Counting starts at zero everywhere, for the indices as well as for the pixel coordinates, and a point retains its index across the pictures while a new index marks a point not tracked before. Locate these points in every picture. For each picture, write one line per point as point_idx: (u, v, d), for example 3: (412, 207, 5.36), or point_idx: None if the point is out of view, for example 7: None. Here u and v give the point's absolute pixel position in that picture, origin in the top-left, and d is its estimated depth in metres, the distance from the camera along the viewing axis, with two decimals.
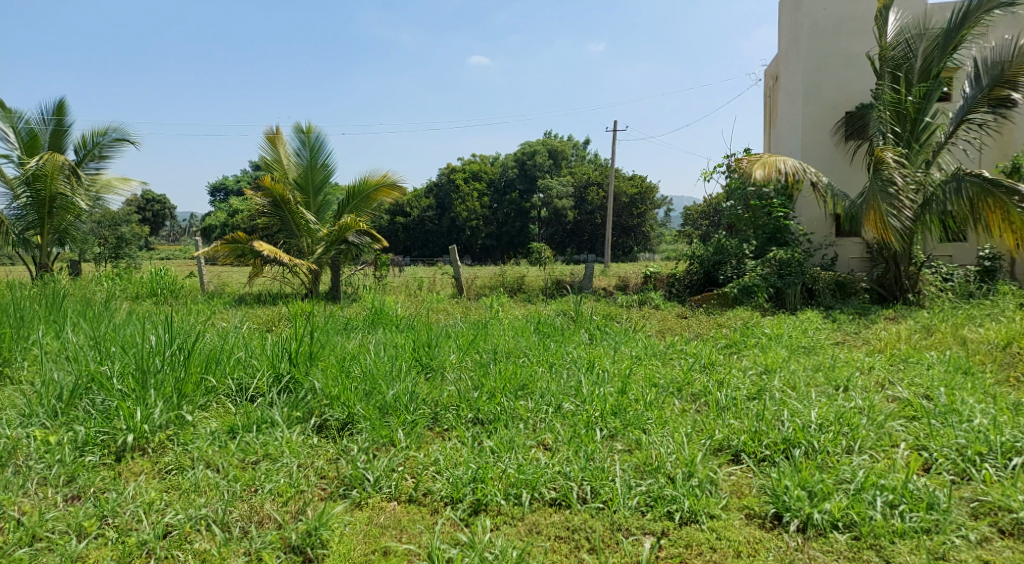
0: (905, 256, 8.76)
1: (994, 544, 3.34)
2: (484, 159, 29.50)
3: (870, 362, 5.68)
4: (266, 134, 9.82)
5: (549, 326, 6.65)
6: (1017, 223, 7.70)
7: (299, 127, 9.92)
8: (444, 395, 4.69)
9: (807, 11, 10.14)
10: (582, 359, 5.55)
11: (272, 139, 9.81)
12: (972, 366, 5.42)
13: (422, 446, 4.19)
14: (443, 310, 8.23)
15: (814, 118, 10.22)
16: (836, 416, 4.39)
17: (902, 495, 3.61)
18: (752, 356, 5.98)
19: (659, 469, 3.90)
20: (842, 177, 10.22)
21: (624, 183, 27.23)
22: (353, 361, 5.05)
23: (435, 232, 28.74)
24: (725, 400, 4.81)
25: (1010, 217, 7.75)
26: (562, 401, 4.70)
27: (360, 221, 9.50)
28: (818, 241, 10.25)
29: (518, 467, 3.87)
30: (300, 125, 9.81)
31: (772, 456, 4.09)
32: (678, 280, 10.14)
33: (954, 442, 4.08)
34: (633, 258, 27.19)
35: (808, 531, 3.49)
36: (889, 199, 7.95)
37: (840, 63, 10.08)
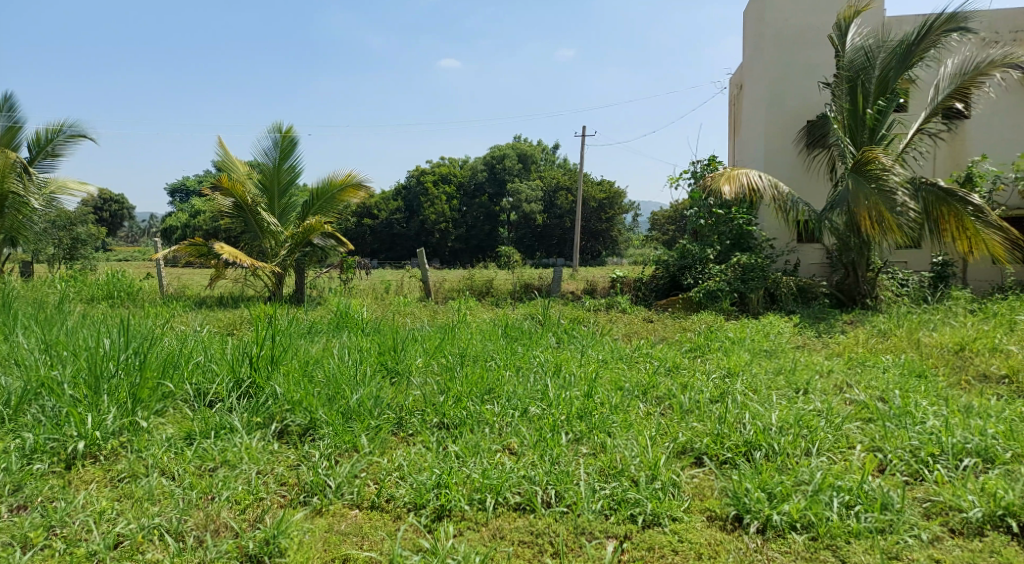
0: (863, 262, 8.98)
1: (944, 544, 3.42)
2: (453, 162, 29.45)
3: (829, 366, 5.80)
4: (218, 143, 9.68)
5: (517, 330, 6.65)
6: (969, 231, 7.99)
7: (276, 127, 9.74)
8: (409, 400, 4.67)
9: (769, 22, 10.34)
10: (549, 362, 5.57)
11: (223, 144, 9.69)
12: (926, 369, 5.57)
13: (386, 451, 4.15)
14: (408, 313, 8.20)
15: (776, 127, 10.43)
16: (795, 419, 4.47)
17: (858, 496, 3.69)
18: (716, 360, 6.06)
19: (623, 472, 3.93)
20: (803, 184, 10.43)
21: (593, 188, 27.46)
22: (316, 365, 4.99)
23: (402, 235, 28.53)
24: (689, 403, 4.88)
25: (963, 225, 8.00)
26: (529, 405, 4.71)
27: (324, 223, 9.40)
28: (780, 247, 10.47)
29: (483, 472, 3.86)
30: (276, 127, 9.66)
31: (734, 458, 4.16)
32: (644, 284, 10.25)
33: (908, 443, 4.19)
34: (602, 262, 27.41)
35: (767, 532, 3.55)
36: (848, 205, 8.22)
37: (800, 74, 10.32)
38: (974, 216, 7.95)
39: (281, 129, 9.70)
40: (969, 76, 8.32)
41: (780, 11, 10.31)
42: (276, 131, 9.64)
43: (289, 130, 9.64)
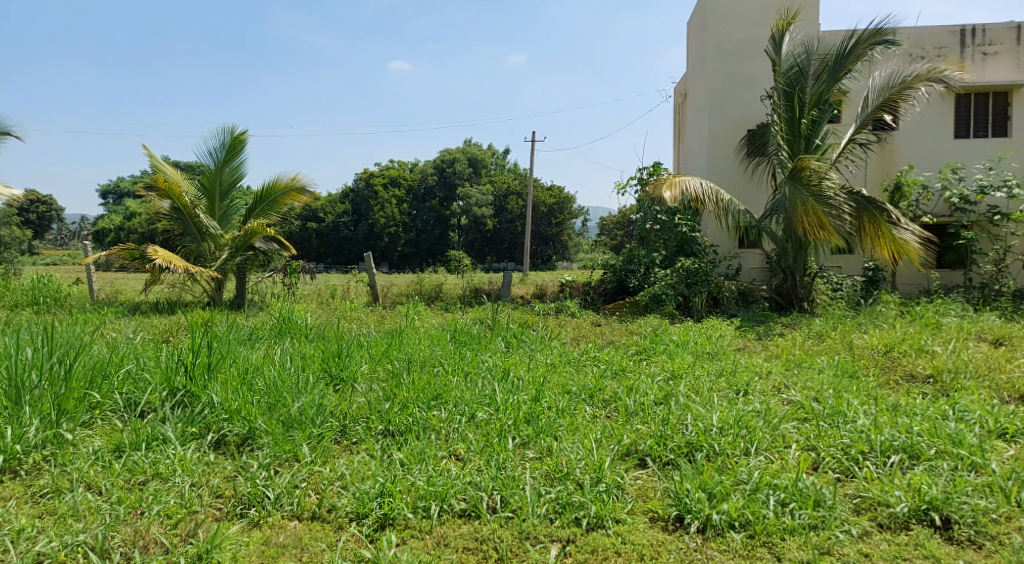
0: (801, 267, 9.24)
1: (873, 538, 3.54)
2: (402, 165, 29.23)
3: (767, 367, 5.97)
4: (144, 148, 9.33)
5: (466, 334, 6.65)
6: (885, 237, 8.46)
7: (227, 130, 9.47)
8: (353, 407, 4.61)
9: (712, 33, 10.61)
10: (497, 367, 5.58)
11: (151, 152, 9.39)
12: (857, 369, 5.79)
13: (328, 460, 4.09)
14: (354, 319, 8.10)
15: (718, 135, 10.69)
16: (735, 419, 4.59)
17: (793, 494, 3.80)
18: (661, 362, 6.18)
19: (568, 476, 3.96)
20: (744, 192, 10.70)
21: (543, 193, 27.68)
22: (256, 372, 4.88)
23: (350, 239, 28.07)
24: (634, 406, 4.97)
25: (881, 233, 8.44)
26: (476, 410, 4.71)
27: (267, 226, 9.21)
28: (723, 252, 10.74)
29: (428, 479, 3.85)
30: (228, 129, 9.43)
31: (676, 459, 4.24)
32: (592, 289, 10.39)
33: (840, 442, 4.34)
34: (552, 267, 27.58)
35: (707, 532, 3.62)
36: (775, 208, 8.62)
37: (741, 84, 10.61)
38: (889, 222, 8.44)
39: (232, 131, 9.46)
40: (895, 89, 8.68)
41: (721, 22, 10.59)
42: (226, 132, 9.39)
43: (241, 133, 9.44)
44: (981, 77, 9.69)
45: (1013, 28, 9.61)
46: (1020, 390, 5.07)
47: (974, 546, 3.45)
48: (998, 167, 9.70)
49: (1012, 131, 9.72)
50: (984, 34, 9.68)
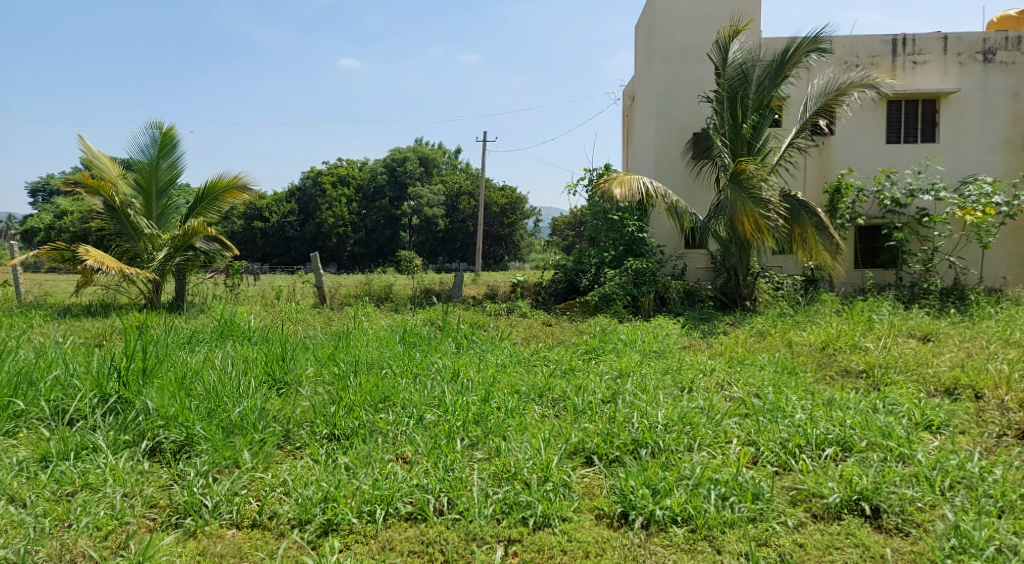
0: (743, 267, 9.48)
1: (808, 528, 3.65)
2: (351, 164, 28.86)
3: (711, 365, 6.10)
4: (79, 140, 9.02)
5: (416, 335, 6.60)
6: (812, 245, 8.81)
7: (157, 125, 9.14)
8: (298, 411, 4.54)
9: (659, 37, 10.78)
10: (447, 368, 5.55)
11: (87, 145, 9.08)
12: (796, 366, 5.97)
13: (270, 466, 4.02)
14: (300, 321, 7.96)
15: (665, 138, 10.88)
16: (679, 416, 4.68)
17: (733, 488, 3.89)
18: (609, 361, 6.26)
19: (515, 476, 3.99)
20: (690, 194, 10.92)
21: (495, 193, 27.74)
22: (195, 376, 4.75)
23: (296, 239, 27.69)
24: (582, 404, 5.02)
25: (810, 240, 8.79)
26: (424, 412, 4.68)
27: (209, 226, 8.98)
28: (669, 252, 10.92)
29: (374, 483, 3.82)
30: (157, 123, 9.10)
31: (622, 457, 4.31)
32: (544, 289, 10.47)
33: (778, 436, 4.47)
34: (504, 267, 27.63)
35: (650, 527, 3.69)
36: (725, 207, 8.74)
37: (687, 88, 10.82)
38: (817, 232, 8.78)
39: (161, 126, 9.14)
40: (831, 95, 8.98)
41: (668, 27, 10.78)
42: (155, 128, 9.06)
43: (170, 129, 9.12)
44: (912, 84, 10.09)
45: (941, 38, 10.01)
46: (945, 383, 5.29)
47: (901, 533, 3.58)
48: (927, 171, 10.13)
49: (940, 136, 10.16)
50: (914, 44, 10.07)
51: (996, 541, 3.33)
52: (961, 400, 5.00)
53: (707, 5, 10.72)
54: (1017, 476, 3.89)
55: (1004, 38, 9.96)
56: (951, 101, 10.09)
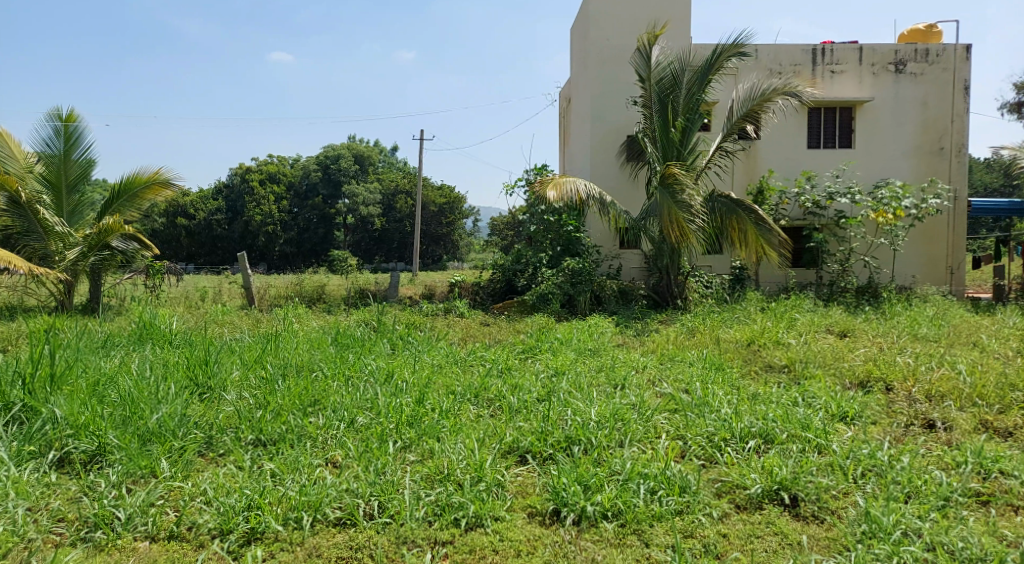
0: (675, 266, 9.71)
1: (731, 519, 3.76)
2: (282, 161, 28.11)
3: (644, 362, 6.22)
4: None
5: (349, 336, 6.48)
6: (754, 238, 8.96)
7: (55, 114, 8.73)
8: (221, 417, 4.41)
9: (593, 41, 10.93)
10: (381, 370, 5.46)
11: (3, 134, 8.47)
12: (723, 362, 6.14)
13: (190, 475, 3.88)
14: (227, 323, 7.73)
15: (601, 140, 11.03)
16: (612, 413, 4.75)
17: (661, 482, 3.97)
18: (544, 360, 6.31)
19: (449, 477, 3.96)
20: (625, 195, 11.10)
21: (433, 192, 27.62)
22: (109, 383, 4.56)
23: (222, 237, 26.69)
24: (517, 404, 5.04)
25: (747, 235, 9.00)
26: (356, 415, 4.60)
27: (125, 224, 8.58)
28: (605, 253, 11.10)
29: (302, 488, 3.74)
30: (55, 110, 8.65)
31: (555, 454, 4.34)
32: (482, 289, 10.47)
33: (705, 430, 4.59)
34: (441, 267, 27.49)
35: (582, 523, 3.74)
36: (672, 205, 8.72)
37: (621, 92, 10.99)
38: (758, 224, 8.96)
39: (61, 114, 8.71)
40: (757, 101, 9.27)
41: (602, 31, 10.92)
42: (56, 117, 8.65)
43: (70, 115, 8.74)
44: (830, 92, 10.51)
45: (857, 49, 10.46)
46: (859, 376, 5.54)
47: (817, 520, 3.73)
48: (845, 175, 10.58)
49: (856, 142, 10.62)
50: (832, 54, 10.50)
51: (902, 525, 3.50)
52: (873, 391, 5.24)
53: (639, 9, 10.91)
54: (923, 462, 4.11)
55: (914, 50, 10.49)
56: (866, 109, 10.56)
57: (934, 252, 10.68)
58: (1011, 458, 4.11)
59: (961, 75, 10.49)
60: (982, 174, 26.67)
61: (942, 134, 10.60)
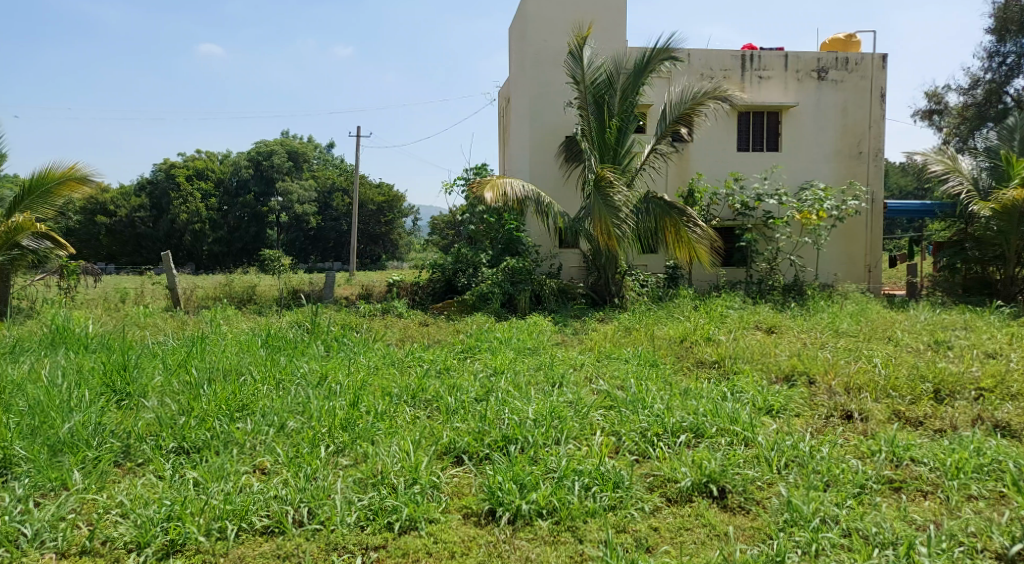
0: (613, 265, 9.86)
1: (663, 513, 3.83)
2: (211, 156, 27.06)
3: (581, 360, 6.28)
4: None
5: (281, 339, 6.31)
6: (687, 241, 9.15)
7: None
8: (140, 425, 4.25)
9: (530, 41, 10.97)
10: (313, 373, 5.33)
11: None
12: (657, 359, 6.25)
13: (105, 486, 3.73)
14: (148, 326, 7.43)
15: (539, 141, 11.09)
16: (548, 411, 4.77)
17: (595, 478, 4.01)
18: (483, 359, 6.29)
19: (382, 481, 3.91)
20: (563, 196, 11.19)
21: (371, 191, 27.30)
22: (16, 392, 4.35)
23: (147, 235, 25.68)
24: (454, 404, 5.01)
25: (681, 237, 9.19)
26: (286, 419, 4.49)
27: (36, 221, 8.18)
28: (544, 252, 11.17)
29: (226, 497, 3.63)
30: None
31: (491, 454, 4.33)
32: (421, 288, 10.37)
33: (638, 426, 4.66)
34: (381, 266, 27.18)
35: (516, 522, 3.74)
36: (607, 210, 8.84)
37: (558, 93, 11.07)
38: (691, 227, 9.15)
39: None
40: (688, 105, 9.49)
41: (539, 32, 10.98)
42: None
43: None
44: (758, 97, 10.83)
45: (782, 56, 10.82)
46: (784, 370, 5.73)
47: (743, 511, 3.83)
48: (772, 178, 10.91)
49: (782, 146, 10.98)
50: (759, 60, 10.82)
51: (821, 513, 3.62)
52: (797, 385, 5.42)
53: (575, 11, 11.00)
54: (841, 452, 4.27)
55: (835, 58, 10.91)
56: (791, 114, 10.92)
57: (853, 252, 11.13)
58: (921, 446, 4.31)
59: (878, 83, 10.95)
60: (898, 178, 27.97)
61: (861, 138, 11.05)
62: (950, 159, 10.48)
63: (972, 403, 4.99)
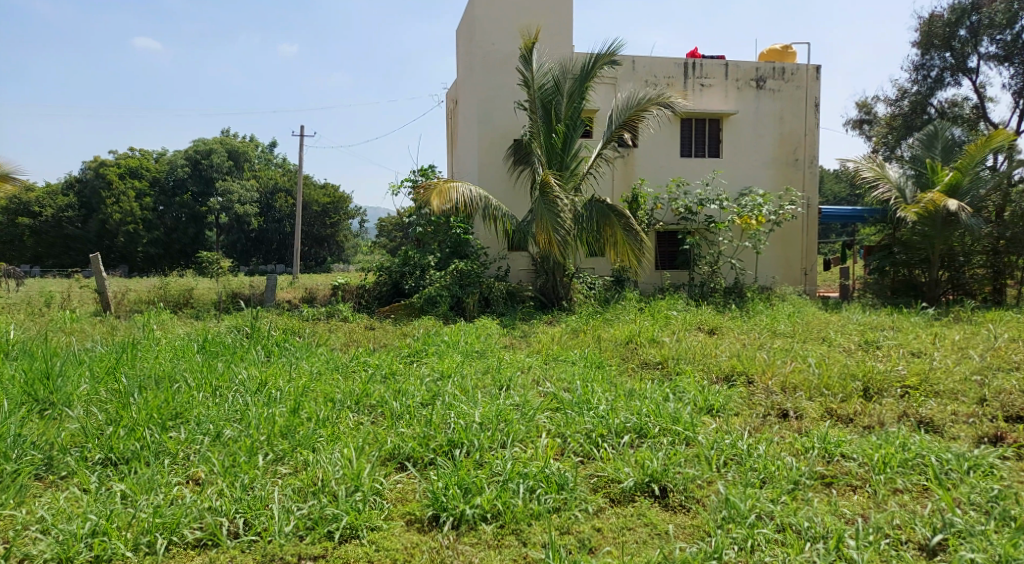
0: (561, 268, 9.91)
1: (605, 513, 3.84)
2: (145, 154, 26.10)
3: (529, 363, 6.28)
4: None
5: (218, 344, 6.13)
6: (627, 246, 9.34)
7: None
8: (63, 436, 4.07)
9: (478, 44, 10.94)
10: (253, 380, 5.17)
11: None
12: (603, 360, 6.30)
13: (24, 501, 3.58)
14: (75, 331, 7.12)
15: (487, 144, 11.07)
16: (495, 414, 4.74)
17: (540, 481, 3.99)
18: (429, 363, 6.22)
19: (322, 489, 3.82)
20: (512, 199, 11.20)
21: (316, 192, 26.87)
22: None
23: (77, 236, 24.67)
24: (399, 409, 4.93)
25: (617, 241, 9.36)
26: (223, 427, 4.34)
27: None
28: (493, 255, 11.14)
29: (156, 510, 3.51)
30: None
31: (436, 459, 4.28)
32: (367, 291, 10.21)
33: (583, 427, 4.67)
34: (326, 269, 26.74)
35: (460, 527, 3.70)
36: (551, 217, 8.91)
37: (506, 96, 11.07)
38: (631, 233, 9.35)
39: None
40: (633, 111, 9.59)
41: (487, 35, 10.96)
42: None
43: None
44: (699, 105, 11.05)
45: (723, 64, 11.05)
46: (725, 371, 5.84)
47: (684, 509, 3.88)
48: (713, 184, 11.15)
49: (723, 153, 11.23)
50: (701, 68, 11.03)
51: (757, 510, 3.70)
52: (736, 385, 5.54)
53: (522, 15, 11.02)
54: (777, 450, 4.37)
55: (772, 68, 11.20)
56: (731, 122, 11.18)
57: (789, 256, 11.45)
58: (851, 442, 4.44)
59: (812, 93, 11.32)
60: (831, 184, 28.96)
61: (797, 146, 11.39)
62: (879, 167, 10.91)
63: (898, 400, 5.17)
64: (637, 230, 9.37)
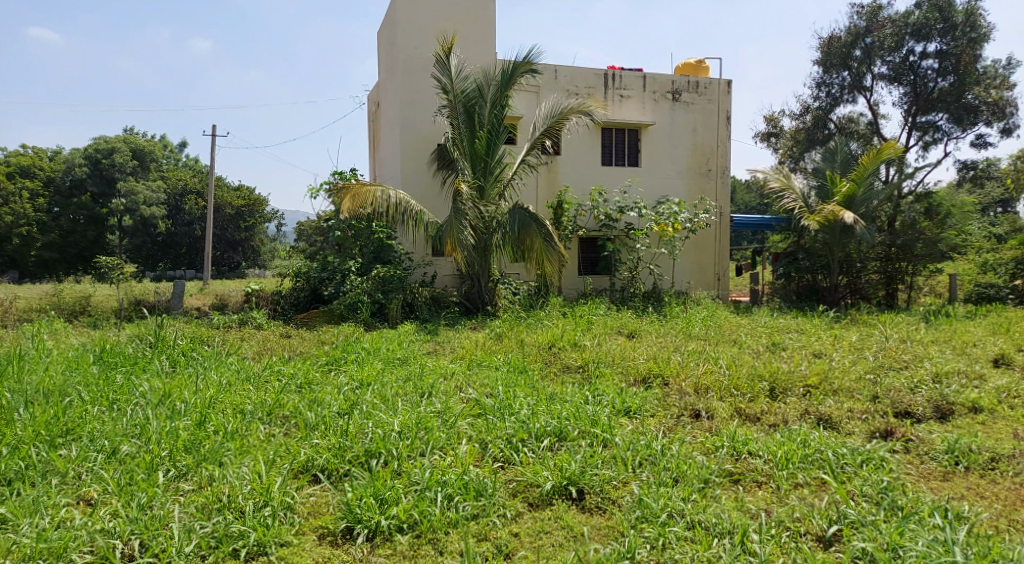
0: (485, 273, 9.88)
1: (523, 518, 3.84)
2: (40, 153, 24.55)
3: (451, 369, 6.22)
4: None
5: (118, 354, 5.81)
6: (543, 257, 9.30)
7: None
8: None
9: (401, 48, 10.83)
10: (156, 392, 4.90)
11: None
12: (525, 365, 6.30)
13: None
14: None
15: (410, 149, 10.95)
16: (415, 421, 4.66)
17: (458, 488, 3.94)
18: (348, 372, 6.07)
19: (228, 505, 3.66)
20: (435, 205, 11.12)
21: (230, 194, 25.93)
22: None
23: None
24: (314, 420, 4.78)
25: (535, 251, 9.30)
26: (119, 444, 4.09)
27: None
28: (417, 260, 11.08)
29: (40, 534, 3.31)
30: None
31: (352, 470, 4.16)
32: (283, 298, 9.88)
33: (504, 433, 4.66)
34: (241, 275, 25.78)
35: (374, 539, 3.62)
36: (459, 226, 8.92)
37: (429, 101, 10.99)
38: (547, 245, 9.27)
39: None
40: (554, 118, 9.66)
41: (409, 40, 10.87)
42: None
43: None
44: (618, 115, 11.27)
45: (641, 76, 11.33)
46: (642, 373, 5.96)
47: (600, 511, 3.92)
48: (631, 191, 11.39)
49: (641, 162, 11.49)
50: (620, 79, 11.27)
51: (668, 509, 3.77)
52: (652, 387, 5.65)
53: (445, 20, 10.98)
54: (688, 449, 4.48)
55: (686, 81, 11.58)
56: (649, 132, 11.46)
57: (705, 260, 11.83)
58: (757, 441, 4.59)
59: (723, 105, 11.75)
60: (743, 195, 30.11)
61: (709, 157, 11.80)
62: (784, 178, 11.39)
63: (802, 398, 5.41)
64: (553, 241, 9.32)
